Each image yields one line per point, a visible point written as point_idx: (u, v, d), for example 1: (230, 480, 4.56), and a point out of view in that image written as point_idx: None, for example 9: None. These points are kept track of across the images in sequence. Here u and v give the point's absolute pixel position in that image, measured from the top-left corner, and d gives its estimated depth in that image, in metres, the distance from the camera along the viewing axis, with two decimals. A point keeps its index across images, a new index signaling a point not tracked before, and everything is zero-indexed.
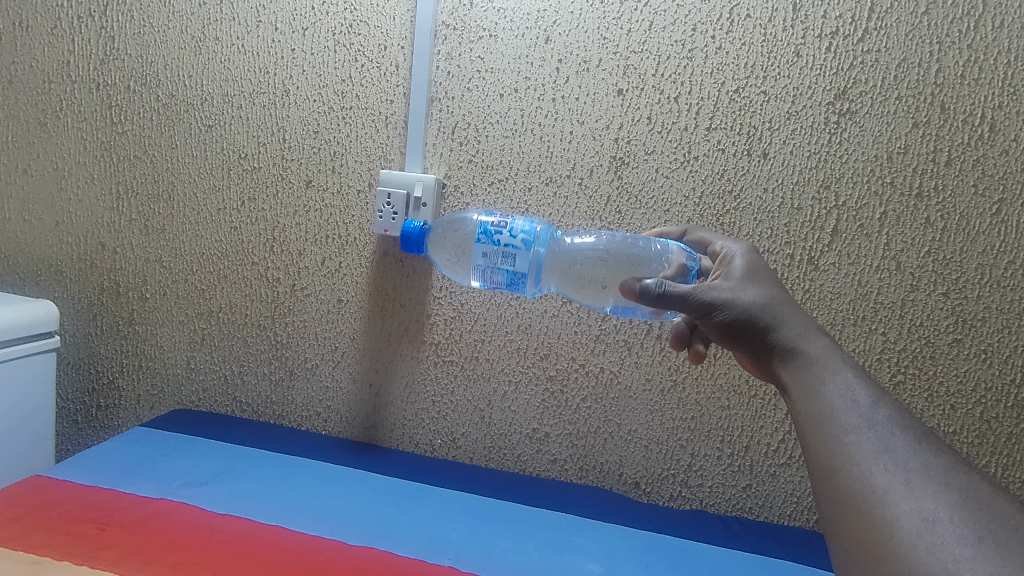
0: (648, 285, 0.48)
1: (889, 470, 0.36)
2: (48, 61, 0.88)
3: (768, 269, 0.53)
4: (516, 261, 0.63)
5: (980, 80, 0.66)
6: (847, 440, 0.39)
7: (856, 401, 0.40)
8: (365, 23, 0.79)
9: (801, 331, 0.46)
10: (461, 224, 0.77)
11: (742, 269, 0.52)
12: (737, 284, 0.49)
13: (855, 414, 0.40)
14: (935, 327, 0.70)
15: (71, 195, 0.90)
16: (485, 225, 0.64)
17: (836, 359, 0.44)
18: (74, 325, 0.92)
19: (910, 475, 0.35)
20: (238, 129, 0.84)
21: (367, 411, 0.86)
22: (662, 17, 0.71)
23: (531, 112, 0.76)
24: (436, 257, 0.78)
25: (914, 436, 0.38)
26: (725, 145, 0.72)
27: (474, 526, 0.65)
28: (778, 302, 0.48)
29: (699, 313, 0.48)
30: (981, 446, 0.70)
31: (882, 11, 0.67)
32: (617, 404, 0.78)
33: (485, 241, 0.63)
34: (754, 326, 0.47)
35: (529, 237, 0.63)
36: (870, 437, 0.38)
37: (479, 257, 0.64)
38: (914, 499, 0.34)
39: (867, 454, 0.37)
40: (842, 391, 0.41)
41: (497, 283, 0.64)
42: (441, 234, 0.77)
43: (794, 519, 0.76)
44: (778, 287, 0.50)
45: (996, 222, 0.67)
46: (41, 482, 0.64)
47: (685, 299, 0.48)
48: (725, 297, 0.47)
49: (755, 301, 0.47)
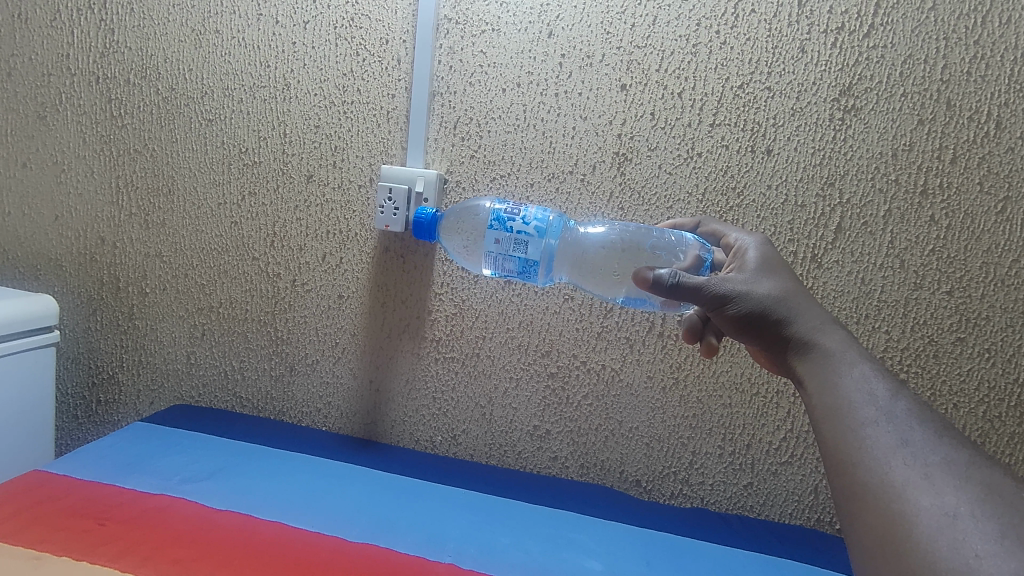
0: (661, 276, 0.48)
1: (909, 464, 0.36)
2: (47, 53, 0.87)
3: (782, 262, 0.52)
4: (528, 249, 0.62)
5: (987, 77, 0.65)
6: (865, 433, 0.38)
7: (873, 394, 0.40)
8: (366, 17, 0.78)
9: (817, 324, 0.46)
10: (474, 213, 0.75)
11: (756, 262, 0.52)
12: (751, 277, 0.49)
13: (872, 408, 0.39)
14: (938, 326, 0.70)
15: (70, 189, 0.90)
16: (497, 212, 0.63)
17: (853, 352, 0.44)
18: (74, 320, 0.92)
19: (929, 470, 0.35)
20: (238, 123, 0.84)
21: (367, 407, 0.86)
22: (666, 12, 0.71)
23: (534, 107, 0.75)
24: (448, 244, 0.76)
25: (933, 430, 0.37)
26: (729, 142, 0.71)
27: (476, 523, 0.65)
28: (793, 295, 0.47)
29: (712, 305, 0.48)
30: (985, 445, 0.70)
31: (889, 7, 0.66)
32: (618, 401, 0.78)
33: (498, 228, 0.63)
34: (768, 318, 0.46)
35: (541, 224, 0.63)
36: (888, 431, 0.38)
37: (491, 244, 0.63)
38: (934, 494, 0.34)
39: (885, 448, 0.37)
40: (859, 384, 0.41)
41: (508, 270, 0.63)
42: (455, 222, 0.75)
43: (795, 517, 0.76)
44: (793, 280, 0.50)
45: (1001, 220, 0.67)
46: (42, 478, 0.63)
47: (699, 290, 0.47)
48: (739, 289, 0.47)
49: (769, 294, 0.47)
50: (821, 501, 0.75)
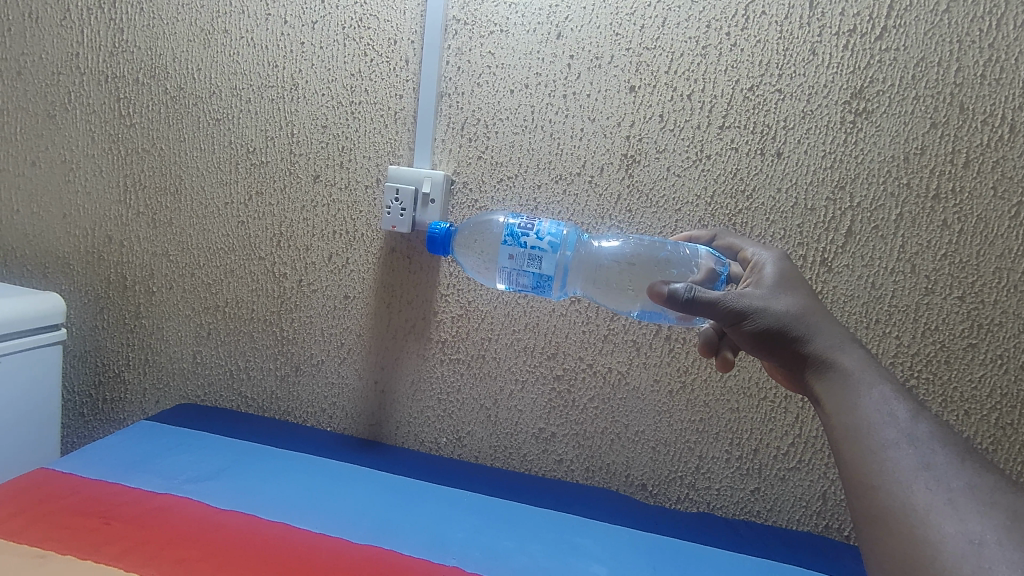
0: (677, 290, 0.47)
1: (931, 488, 0.36)
2: (58, 52, 0.88)
3: (800, 278, 0.52)
4: (542, 264, 0.62)
5: (1001, 80, 0.64)
6: (885, 456, 0.38)
7: (893, 416, 0.40)
8: (375, 17, 0.78)
9: (835, 342, 0.45)
10: (489, 227, 0.75)
11: (773, 277, 0.51)
12: (769, 293, 0.48)
13: (893, 430, 0.39)
14: (949, 331, 0.69)
15: (79, 188, 0.90)
16: (512, 226, 0.63)
17: (872, 372, 0.43)
18: (82, 318, 0.92)
19: (953, 495, 0.35)
20: (246, 123, 0.84)
21: (372, 409, 0.86)
22: (676, 13, 0.70)
23: (542, 109, 0.75)
24: (463, 259, 0.75)
25: (957, 454, 0.37)
26: (738, 144, 0.71)
27: (480, 526, 0.64)
28: (812, 312, 0.47)
29: (728, 320, 0.47)
30: (996, 452, 0.69)
31: (902, 9, 0.66)
32: (624, 405, 0.77)
33: (511, 244, 0.62)
34: (787, 335, 0.46)
35: (555, 239, 0.62)
36: (910, 454, 0.38)
37: (506, 259, 0.63)
38: (958, 521, 0.34)
39: (907, 471, 0.37)
40: (879, 405, 0.41)
41: (523, 285, 0.63)
42: (469, 238, 0.75)
43: (803, 524, 0.75)
44: (811, 296, 0.49)
45: (1014, 226, 0.66)
46: (45, 476, 0.63)
47: (715, 305, 0.47)
48: (756, 305, 0.46)
49: (788, 311, 0.47)
50: (830, 507, 0.74)
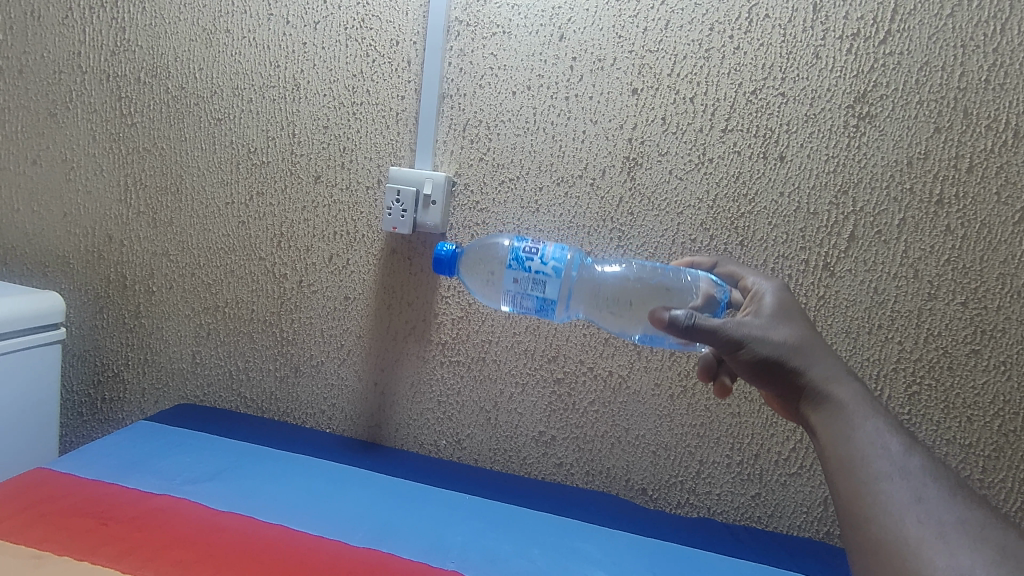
0: (677, 316, 0.46)
1: (923, 522, 0.37)
2: (60, 51, 0.87)
3: (799, 307, 0.51)
4: (546, 288, 0.61)
5: (1005, 85, 0.64)
6: (880, 488, 0.39)
7: (887, 449, 0.40)
8: (377, 18, 0.78)
9: (832, 374, 0.45)
10: (494, 251, 0.75)
11: (772, 306, 0.50)
12: (768, 322, 0.47)
13: (886, 462, 0.40)
14: (952, 336, 0.68)
15: (79, 187, 0.90)
16: (517, 250, 0.62)
17: (867, 405, 0.43)
18: (81, 318, 0.92)
19: (944, 529, 0.36)
20: (247, 123, 0.83)
21: (371, 411, 0.86)
22: (679, 16, 0.70)
23: (544, 111, 0.75)
24: (468, 281, 0.74)
25: (948, 489, 0.38)
26: (741, 147, 0.70)
27: (479, 529, 0.64)
28: (810, 343, 0.46)
29: (726, 349, 0.46)
30: (998, 460, 0.69)
31: (906, 13, 0.65)
32: (625, 408, 0.77)
33: (516, 268, 0.62)
34: (784, 366, 0.45)
35: (559, 264, 0.61)
36: (902, 487, 0.39)
37: (510, 283, 0.62)
38: (949, 555, 0.35)
39: (900, 504, 0.38)
40: (873, 438, 0.41)
41: (527, 308, 0.63)
42: (474, 260, 0.74)
43: (804, 530, 0.75)
44: (809, 326, 0.48)
45: (1018, 231, 0.66)
46: (43, 477, 0.63)
47: (715, 333, 0.45)
48: (756, 334, 0.45)
49: (787, 341, 0.46)
50: (831, 514, 0.73)
